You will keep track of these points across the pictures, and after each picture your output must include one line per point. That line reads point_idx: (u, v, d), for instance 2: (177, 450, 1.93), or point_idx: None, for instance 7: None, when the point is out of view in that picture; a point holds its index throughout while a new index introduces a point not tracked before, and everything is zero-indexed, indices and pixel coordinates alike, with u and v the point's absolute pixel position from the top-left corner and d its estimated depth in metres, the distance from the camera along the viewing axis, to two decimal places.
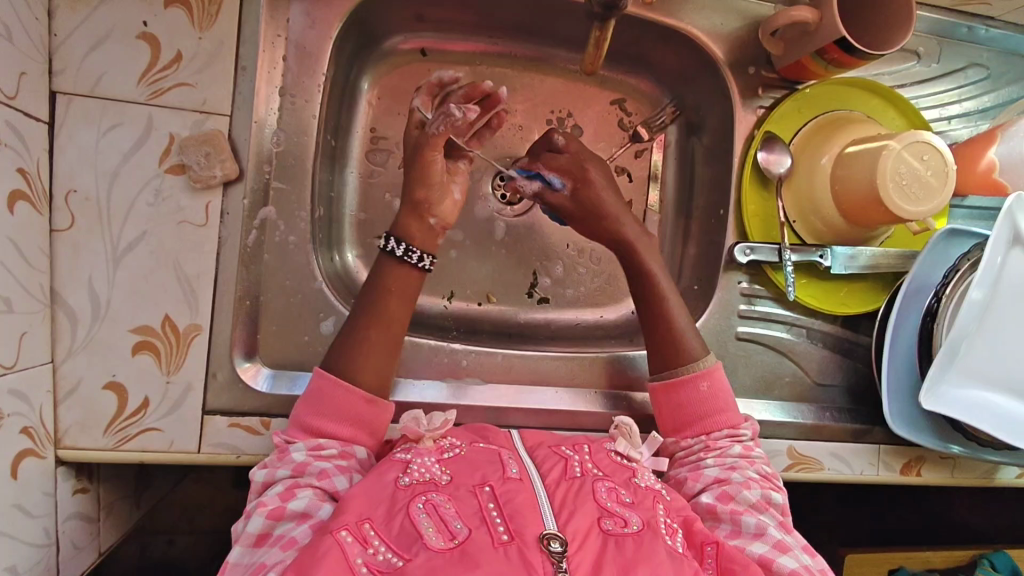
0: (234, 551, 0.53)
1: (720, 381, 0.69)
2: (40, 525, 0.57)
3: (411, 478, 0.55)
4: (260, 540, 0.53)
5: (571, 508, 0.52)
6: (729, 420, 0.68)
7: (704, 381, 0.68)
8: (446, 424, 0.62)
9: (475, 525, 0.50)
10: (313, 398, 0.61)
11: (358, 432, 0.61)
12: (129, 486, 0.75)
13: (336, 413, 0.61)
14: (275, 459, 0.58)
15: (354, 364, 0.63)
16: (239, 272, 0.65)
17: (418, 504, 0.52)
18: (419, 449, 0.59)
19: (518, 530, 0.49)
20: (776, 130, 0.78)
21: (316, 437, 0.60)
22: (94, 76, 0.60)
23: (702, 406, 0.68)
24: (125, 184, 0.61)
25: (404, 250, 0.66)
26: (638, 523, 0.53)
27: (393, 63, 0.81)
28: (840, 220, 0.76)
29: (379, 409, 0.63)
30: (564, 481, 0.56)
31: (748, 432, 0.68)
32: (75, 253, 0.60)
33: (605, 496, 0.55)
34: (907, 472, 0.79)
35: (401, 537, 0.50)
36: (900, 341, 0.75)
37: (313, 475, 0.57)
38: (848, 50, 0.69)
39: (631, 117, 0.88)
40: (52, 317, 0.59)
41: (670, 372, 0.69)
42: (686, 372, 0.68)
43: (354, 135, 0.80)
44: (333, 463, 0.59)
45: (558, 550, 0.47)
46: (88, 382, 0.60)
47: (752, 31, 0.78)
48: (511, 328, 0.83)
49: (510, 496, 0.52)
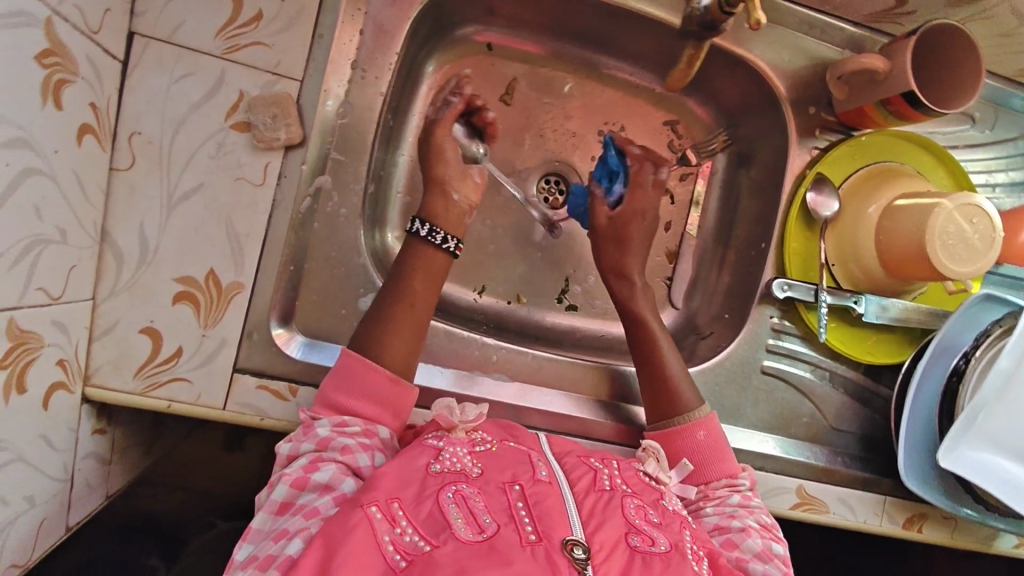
0: (258, 517, 0.55)
1: (714, 430, 0.69)
2: (60, 460, 0.57)
3: (442, 466, 0.56)
4: (282, 508, 0.55)
5: (600, 518, 0.53)
6: (724, 470, 0.68)
7: (700, 429, 0.69)
8: (480, 417, 0.63)
9: (503, 521, 0.51)
10: (339, 374, 0.62)
11: (381, 412, 0.62)
12: (141, 435, 0.75)
13: (361, 391, 0.62)
14: (299, 435, 0.59)
15: (382, 346, 0.65)
16: (289, 235, 0.65)
17: (448, 493, 0.53)
18: (452, 439, 0.60)
19: (546, 532, 0.50)
20: (827, 172, 0.78)
21: (342, 415, 0.61)
22: (175, 22, 0.60)
23: (703, 454, 0.68)
24: (189, 133, 0.61)
25: (427, 231, 0.69)
26: (666, 544, 0.53)
27: (459, 52, 0.82)
28: (879, 270, 0.76)
29: (405, 390, 0.64)
30: (594, 491, 0.56)
31: (746, 482, 0.68)
32: (131, 194, 0.60)
33: (633, 513, 0.55)
34: (909, 527, 0.79)
35: (429, 523, 0.51)
36: (923, 400, 0.75)
37: (336, 450, 0.58)
38: (913, 104, 0.69)
39: (681, 140, 0.89)
40: (100, 254, 0.59)
41: (665, 421, 0.70)
42: (682, 423, 0.69)
43: (411, 118, 0.80)
44: (357, 440, 0.59)
45: (581, 557, 0.48)
46: (124, 324, 0.60)
47: (818, 72, 0.78)
48: (539, 331, 0.84)
49: (540, 497, 0.54)
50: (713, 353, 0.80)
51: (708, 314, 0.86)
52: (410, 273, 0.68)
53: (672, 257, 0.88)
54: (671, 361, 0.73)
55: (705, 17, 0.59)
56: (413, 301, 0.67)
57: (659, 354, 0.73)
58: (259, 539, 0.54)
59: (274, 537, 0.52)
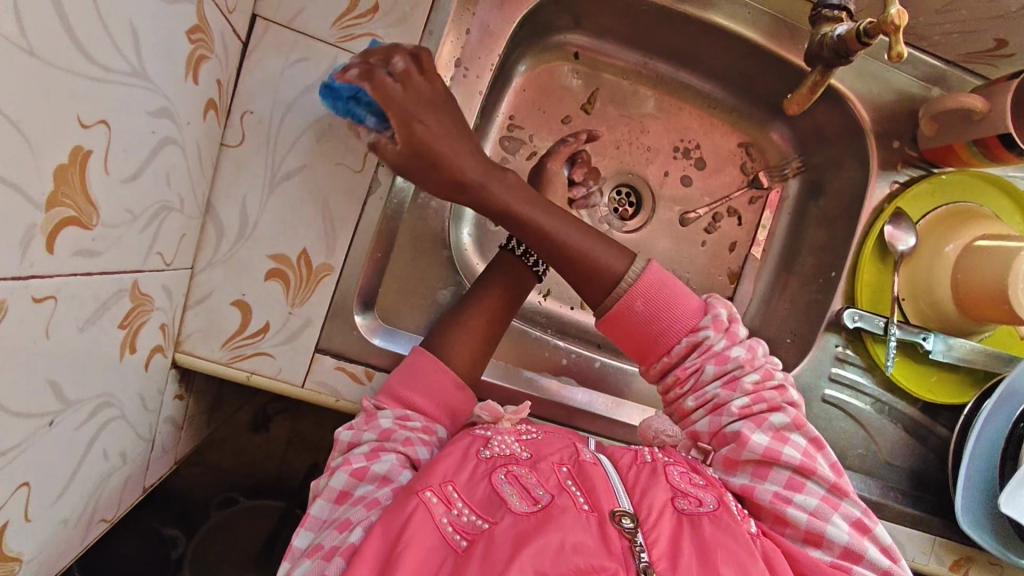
0: (318, 505, 0.57)
1: (655, 295, 0.61)
2: (149, 421, 0.59)
3: (492, 451, 0.58)
4: (342, 497, 0.57)
5: (643, 491, 0.54)
6: (684, 325, 0.62)
7: (638, 299, 0.61)
8: (522, 413, 0.64)
9: (555, 492, 0.52)
10: (408, 371, 0.64)
11: (441, 413, 0.64)
12: (209, 404, 0.77)
13: (428, 390, 0.64)
14: (360, 423, 0.61)
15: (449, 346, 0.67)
16: (380, 223, 0.66)
17: (500, 475, 0.54)
18: (499, 428, 0.61)
19: (597, 503, 0.51)
20: (906, 207, 0.78)
21: (404, 409, 0.63)
22: (295, 9, 0.62)
23: (649, 322, 0.61)
24: (298, 117, 0.63)
25: (523, 251, 0.74)
26: (714, 502, 0.55)
27: (547, 59, 0.83)
28: (952, 309, 0.76)
29: (466, 396, 0.66)
30: (636, 466, 0.58)
31: (710, 330, 0.62)
32: (237, 171, 0.62)
33: (677, 480, 0.56)
34: (956, 568, 0.79)
35: (485, 503, 0.52)
36: (983, 444, 0.75)
37: (397, 441, 0.60)
38: (1009, 146, 0.68)
39: (753, 164, 0.90)
40: (202, 226, 0.61)
41: (608, 300, 0.62)
42: (618, 299, 0.61)
43: (495, 120, 0.82)
44: (417, 435, 0.61)
45: (631, 526, 0.49)
46: (218, 295, 0.62)
47: (907, 107, 0.78)
48: (600, 338, 0.85)
49: (588, 475, 0.55)
50: None
51: (767, 337, 0.86)
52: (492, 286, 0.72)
53: (735, 277, 0.89)
54: (597, 253, 0.62)
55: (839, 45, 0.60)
56: (490, 313, 0.70)
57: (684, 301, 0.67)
58: (319, 526, 0.56)
59: (336, 526, 0.53)
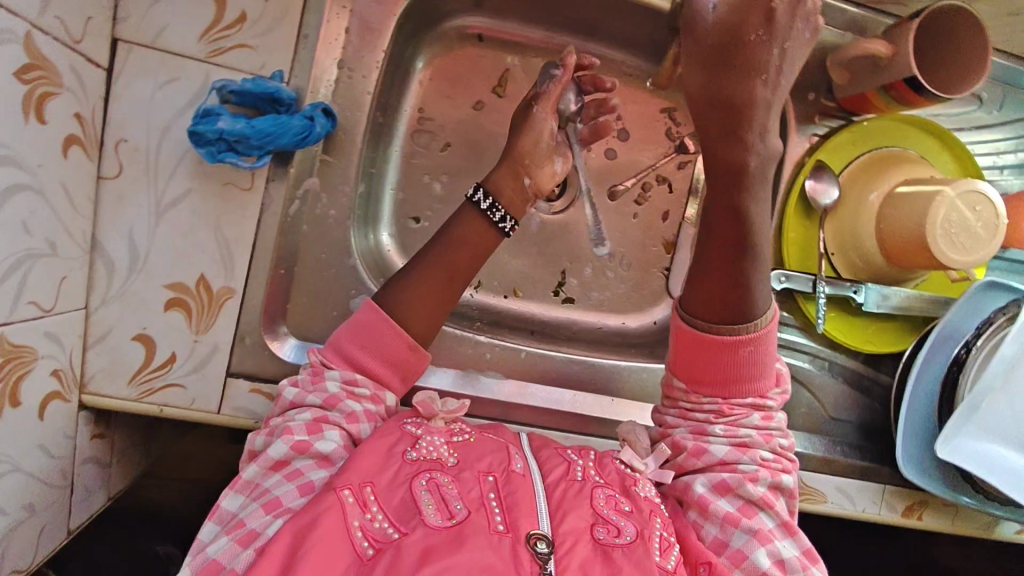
0: (250, 469, 0.55)
1: (766, 345, 0.60)
2: (60, 466, 0.58)
3: (418, 454, 0.56)
4: (278, 465, 0.55)
5: (566, 510, 0.53)
6: (758, 389, 0.61)
7: (749, 346, 0.59)
8: (461, 409, 0.63)
9: (473, 508, 0.51)
10: (360, 327, 0.62)
11: (392, 376, 0.62)
12: (142, 436, 0.76)
13: (379, 350, 0.61)
14: (308, 382, 0.60)
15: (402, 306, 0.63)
16: (279, 239, 0.64)
17: (421, 481, 0.53)
18: (430, 427, 0.60)
19: (513, 523, 0.50)
20: (827, 159, 0.76)
21: (353, 371, 0.61)
22: (156, 27, 0.59)
23: (736, 370, 0.60)
24: (175, 139, 0.60)
25: (490, 205, 0.67)
26: (632, 535, 0.53)
27: (449, 44, 0.80)
28: (879, 258, 0.74)
29: (420, 358, 0.63)
30: (563, 483, 0.56)
31: (775, 401, 0.62)
32: (119, 202, 0.60)
33: (602, 504, 0.55)
34: (908, 515, 0.79)
35: (400, 510, 0.51)
36: (921, 391, 0.74)
37: (343, 414, 0.58)
38: (916, 90, 0.66)
39: (679, 128, 0.87)
40: (91, 263, 0.60)
41: (711, 325, 0.59)
42: (737, 332, 0.59)
43: (402, 114, 0.79)
44: (364, 406, 0.59)
45: (544, 551, 0.49)
46: (118, 331, 0.61)
47: (819, 57, 0.76)
48: (534, 324, 0.84)
49: (511, 489, 0.54)
50: None
51: None
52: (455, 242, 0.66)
53: (671, 247, 0.87)
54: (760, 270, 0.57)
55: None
56: (450, 273, 0.65)
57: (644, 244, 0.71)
58: (247, 490, 0.54)
59: (261, 501, 0.52)
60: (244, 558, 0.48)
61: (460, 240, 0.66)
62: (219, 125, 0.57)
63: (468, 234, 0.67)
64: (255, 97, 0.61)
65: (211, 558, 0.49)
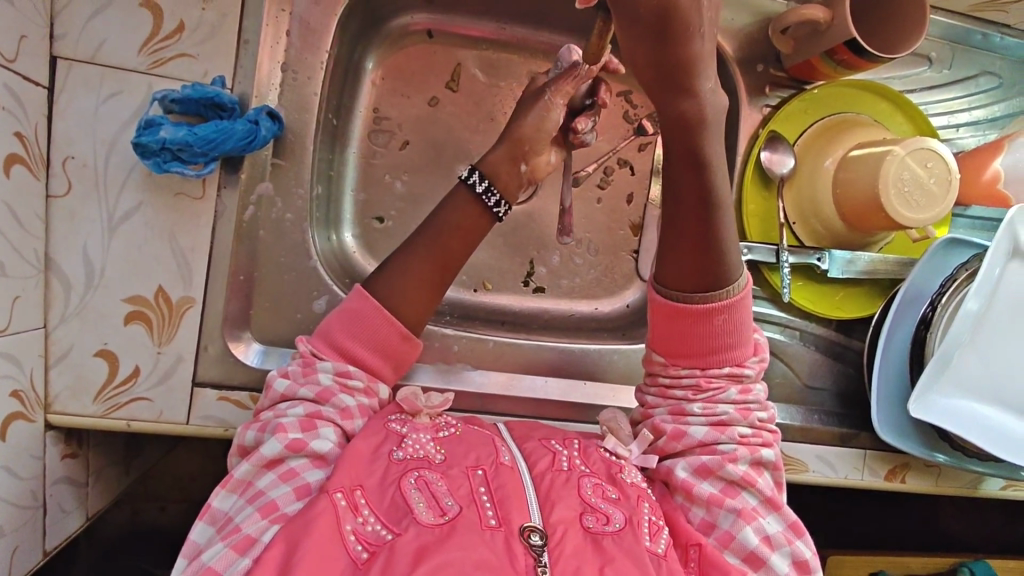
0: (242, 467, 0.54)
1: (740, 312, 0.59)
2: (28, 487, 0.58)
3: (405, 453, 0.55)
4: (271, 464, 0.54)
5: (554, 501, 0.53)
6: (736, 356, 0.60)
7: (722, 314, 0.58)
8: (446, 403, 0.62)
9: (465, 503, 0.51)
10: (351, 317, 0.60)
11: (384, 366, 0.61)
12: (118, 455, 0.76)
13: (371, 339, 0.60)
14: (298, 374, 0.58)
15: (394, 292, 0.62)
16: (234, 246, 0.65)
17: (410, 479, 0.53)
18: (415, 424, 0.59)
19: (506, 516, 0.50)
20: (781, 129, 0.77)
21: (343, 361, 0.60)
22: (95, 42, 0.59)
23: (712, 340, 0.59)
24: (122, 153, 0.60)
25: (485, 189, 0.65)
26: (621, 521, 0.53)
27: (398, 43, 0.80)
28: (839, 223, 0.75)
29: (411, 347, 0.62)
30: (550, 473, 0.56)
31: (754, 371, 0.61)
32: (71, 219, 0.60)
33: (589, 492, 0.55)
34: (891, 478, 0.79)
35: (391, 511, 0.50)
36: (892, 351, 0.75)
37: (335, 409, 0.57)
38: (858, 52, 0.67)
39: (636, 110, 0.87)
40: (46, 282, 0.60)
41: (681, 292, 0.59)
42: (709, 301, 0.58)
43: (357, 115, 0.80)
44: (357, 399, 0.59)
45: (538, 543, 0.49)
46: (79, 349, 0.61)
47: (763, 28, 0.76)
48: (506, 315, 0.83)
49: (501, 482, 0.53)
50: None
51: None
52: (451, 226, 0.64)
53: (637, 229, 0.87)
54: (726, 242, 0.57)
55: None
56: (444, 258, 0.63)
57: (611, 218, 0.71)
58: (240, 489, 0.54)
59: (255, 504, 0.51)
60: (240, 566, 0.47)
61: (450, 224, 0.64)
62: (161, 134, 0.58)
63: (463, 218, 0.64)
64: (196, 104, 0.61)
65: (206, 564, 0.48)
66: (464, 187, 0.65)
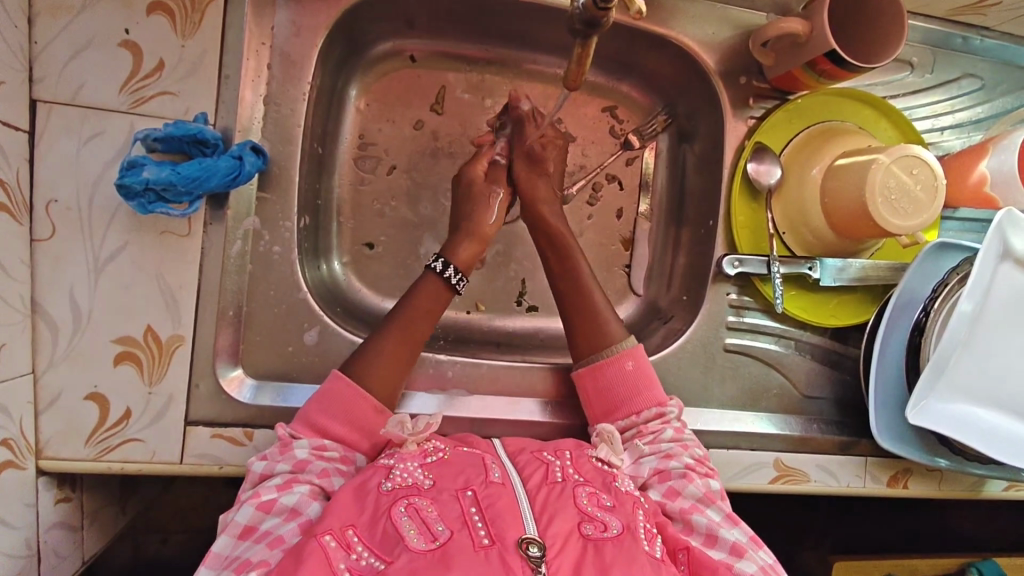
0: (220, 542, 0.53)
1: (643, 361, 0.70)
2: (21, 536, 0.57)
3: (393, 483, 0.55)
4: (247, 532, 0.54)
5: (552, 512, 0.52)
6: (654, 399, 0.68)
7: (629, 360, 0.69)
8: (431, 428, 0.61)
9: (456, 527, 0.50)
10: (328, 397, 0.62)
11: (360, 438, 0.63)
12: (114, 494, 0.75)
13: (348, 416, 0.62)
14: (275, 453, 0.59)
15: (372, 373, 0.65)
16: (222, 280, 0.64)
17: (400, 507, 0.52)
18: (402, 454, 0.59)
19: (499, 533, 0.49)
20: (765, 140, 0.77)
21: (321, 437, 0.61)
22: (75, 84, 0.59)
23: (626, 385, 0.69)
24: (106, 193, 0.60)
25: (455, 276, 0.71)
26: (618, 527, 0.52)
27: (381, 69, 0.80)
28: (828, 231, 0.75)
29: (383, 418, 0.64)
30: (545, 485, 0.55)
31: (677, 410, 0.68)
32: (56, 263, 0.59)
33: (585, 502, 0.54)
34: (894, 484, 0.79)
35: (384, 542, 0.50)
36: (888, 357, 0.74)
37: (313, 473, 0.58)
38: (839, 63, 0.68)
39: (623, 125, 0.87)
40: (33, 326, 0.59)
41: (594, 355, 0.71)
42: (609, 354, 0.69)
43: (342, 142, 0.79)
44: (332, 466, 0.60)
45: (536, 555, 0.47)
46: (69, 393, 0.60)
47: (744, 41, 0.76)
48: (499, 336, 0.83)
49: (492, 499, 0.52)
50: (676, 337, 0.78)
51: (668, 297, 0.84)
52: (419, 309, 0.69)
53: (627, 244, 0.86)
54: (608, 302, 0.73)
55: (583, 14, 0.51)
56: (412, 334, 0.68)
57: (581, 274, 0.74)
58: (218, 564, 0.52)
59: (233, 567, 0.50)
60: None
61: (418, 306, 0.69)
62: (144, 175, 0.57)
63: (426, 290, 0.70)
64: (179, 141, 0.61)
65: None
66: (435, 275, 0.70)
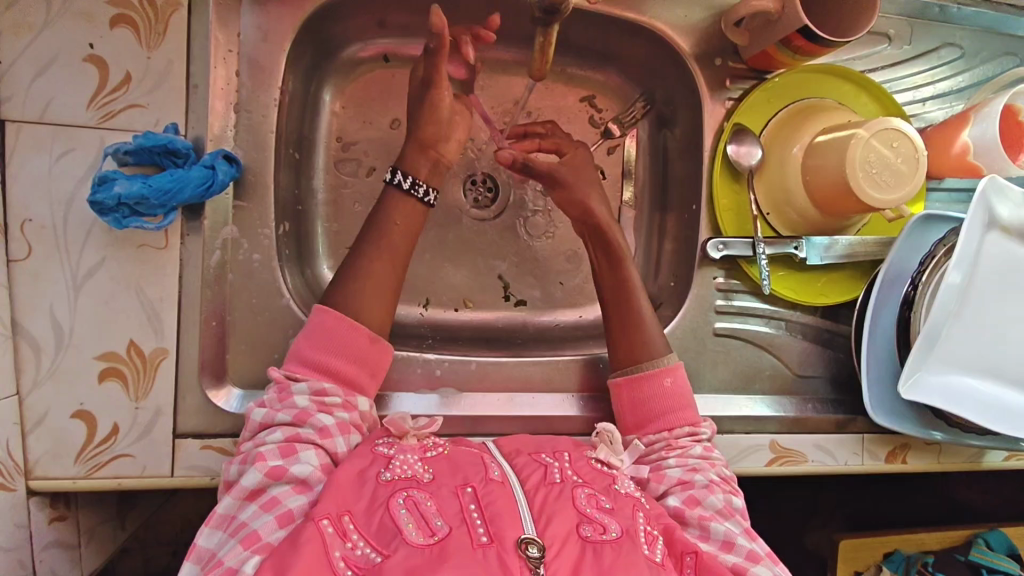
0: (224, 503, 0.53)
1: (682, 379, 0.69)
2: (13, 558, 0.57)
3: (393, 474, 0.55)
4: (252, 496, 0.53)
5: (550, 513, 0.51)
6: (689, 418, 0.67)
7: (669, 376, 0.68)
8: (433, 424, 0.62)
9: (455, 523, 0.50)
10: (319, 332, 0.62)
11: (361, 371, 0.62)
12: (111, 511, 0.75)
13: (340, 349, 0.62)
14: (275, 400, 0.58)
15: (365, 310, 0.64)
16: (203, 291, 0.64)
17: (398, 500, 0.52)
18: (403, 446, 0.59)
19: (498, 532, 0.49)
20: (744, 121, 0.77)
21: (319, 379, 0.60)
22: (43, 101, 0.59)
23: (664, 402, 0.68)
24: (81, 210, 0.60)
25: (411, 184, 0.68)
26: (618, 531, 0.52)
27: (356, 70, 0.80)
28: (813, 209, 0.75)
29: (381, 348, 0.64)
30: (543, 486, 0.55)
31: (709, 432, 0.68)
32: (34, 282, 0.59)
33: (584, 503, 0.54)
34: (893, 460, 0.78)
35: (381, 533, 0.49)
36: (880, 334, 0.74)
37: (315, 429, 0.57)
38: (812, 39, 0.67)
39: (602, 114, 0.86)
40: (15, 346, 0.59)
41: (633, 366, 0.69)
42: (651, 367, 0.68)
43: (320, 145, 0.79)
44: (336, 416, 0.59)
45: (536, 555, 0.47)
46: (55, 412, 0.60)
47: (718, 22, 0.76)
48: (489, 333, 0.82)
49: (491, 497, 0.52)
50: (666, 324, 0.78)
51: (657, 285, 0.83)
52: (389, 226, 0.67)
53: None
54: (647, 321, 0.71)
55: (542, 2, 0.50)
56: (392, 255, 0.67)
57: (628, 282, 0.73)
58: (223, 525, 0.52)
59: (239, 536, 0.50)
60: None
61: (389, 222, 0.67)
62: (116, 190, 0.57)
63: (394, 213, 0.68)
64: (150, 152, 0.60)
65: None
66: (392, 187, 0.68)
